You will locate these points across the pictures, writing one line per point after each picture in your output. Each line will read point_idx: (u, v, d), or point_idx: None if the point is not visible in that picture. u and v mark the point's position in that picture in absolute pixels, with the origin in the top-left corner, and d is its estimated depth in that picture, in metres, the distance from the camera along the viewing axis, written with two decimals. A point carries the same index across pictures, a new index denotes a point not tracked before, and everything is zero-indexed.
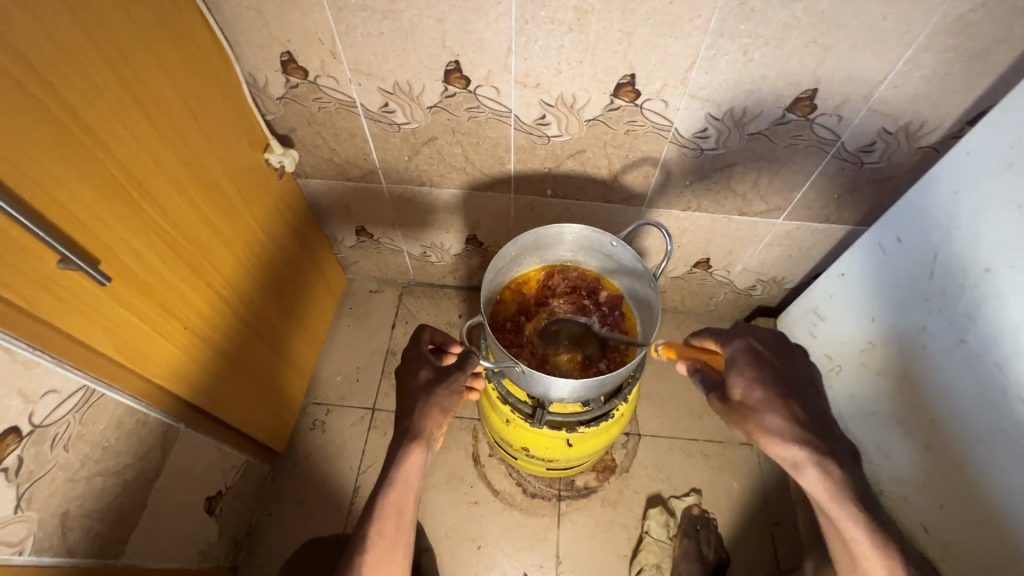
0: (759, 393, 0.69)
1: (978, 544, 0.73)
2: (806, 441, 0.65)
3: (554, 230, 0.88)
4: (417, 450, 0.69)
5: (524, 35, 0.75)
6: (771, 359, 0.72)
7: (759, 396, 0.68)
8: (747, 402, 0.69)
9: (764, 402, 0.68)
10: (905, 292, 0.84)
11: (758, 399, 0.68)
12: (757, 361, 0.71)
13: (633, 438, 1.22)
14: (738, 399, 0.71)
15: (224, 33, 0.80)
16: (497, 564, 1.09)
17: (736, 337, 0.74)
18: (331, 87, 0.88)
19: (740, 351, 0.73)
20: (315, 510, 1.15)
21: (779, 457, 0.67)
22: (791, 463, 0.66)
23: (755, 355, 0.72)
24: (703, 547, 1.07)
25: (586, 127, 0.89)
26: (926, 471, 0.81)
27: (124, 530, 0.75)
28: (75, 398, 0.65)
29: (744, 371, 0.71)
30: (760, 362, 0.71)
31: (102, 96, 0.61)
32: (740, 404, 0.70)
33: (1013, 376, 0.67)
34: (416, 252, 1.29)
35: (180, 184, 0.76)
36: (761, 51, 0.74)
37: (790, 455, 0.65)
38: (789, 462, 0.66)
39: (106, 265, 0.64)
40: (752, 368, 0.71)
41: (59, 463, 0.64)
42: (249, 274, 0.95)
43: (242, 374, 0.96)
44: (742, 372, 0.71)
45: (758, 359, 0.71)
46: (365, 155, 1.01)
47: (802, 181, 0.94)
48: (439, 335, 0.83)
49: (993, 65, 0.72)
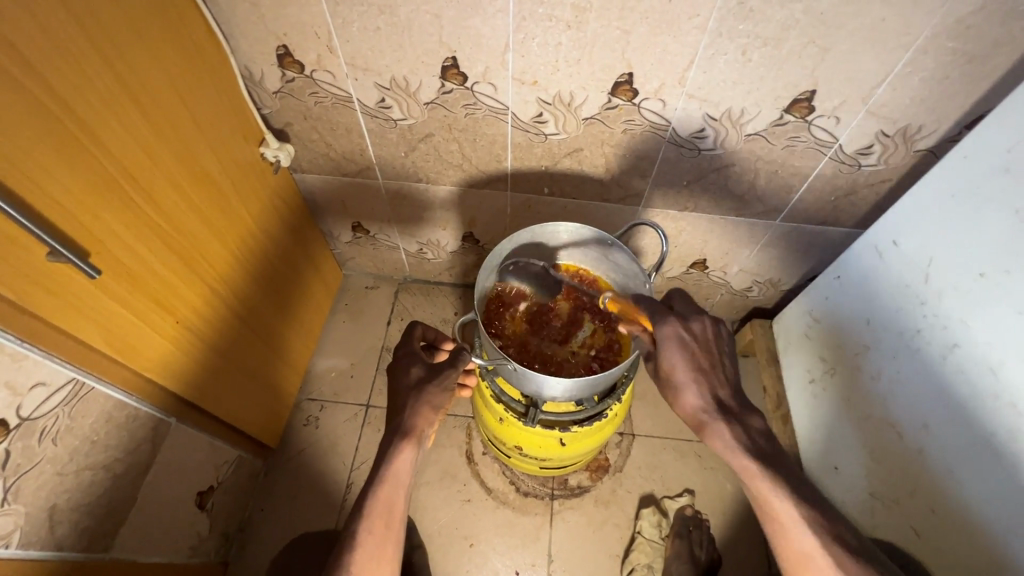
0: (682, 375, 0.71)
1: (969, 548, 0.73)
2: (711, 411, 0.70)
3: (549, 228, 0.87)
4: (408, 448, 0.69)
5: (522, 32, 0.75)
6: (697, 343, 0.71)
7: (681, 376, 0.71)
8: (672, 380, 0.72)
9: (687, 380, 0.71)
10: (901, 295, 0.84)
11: (682, 379, 0.71)
12: (685, 346, 0.70)
13: (626, 438, 1.22)
14: (664, 374, 0.72)
15: (220, 25, 0.80)
16: (489, 562, 1.09)
17: (665, 323, 0.71)
18: (327, 81, 0.87)
19: (667, 337, 0.71)
20: (307, 505, 1.15)
21: (691, 421, 0.73)
22: (698, 425, 0.72)
23: (683, 342, 0.71)
24: (696, 548, 1.07)
25: (584, 126, 0.89)
26: (918, 475, 0.81)
27: (113, 524, 0.75)
28: (65, 391, 0.65)
29: (674, 356, 0.71)
30: (686, 347, 0.71)
31: (93, 87, 0.61)
32: (665, 380, 0.73)
33: (1006, 382, 0.67)
34: (412, 248, 1.28)
35: (173, 177, 0.75)
36: (760, 51, 0.73)
37: (699, 421, 0.71)
38: (697, 425, 0.72)
39: (98, 258, 0.64)
40: (677, 354, 0.70)
41: (47, 457, 0.63)
42: (243, 269, 0.95)
43: (234, 369, 0.96)
44: (671, 355, 0.71)
45: (683, 346, 0.71)
46: (362, 150, 1.01)
47: (799, 183, 0.94)
48: (432, 332, 0.83)
49: (992, 68, 0.72)
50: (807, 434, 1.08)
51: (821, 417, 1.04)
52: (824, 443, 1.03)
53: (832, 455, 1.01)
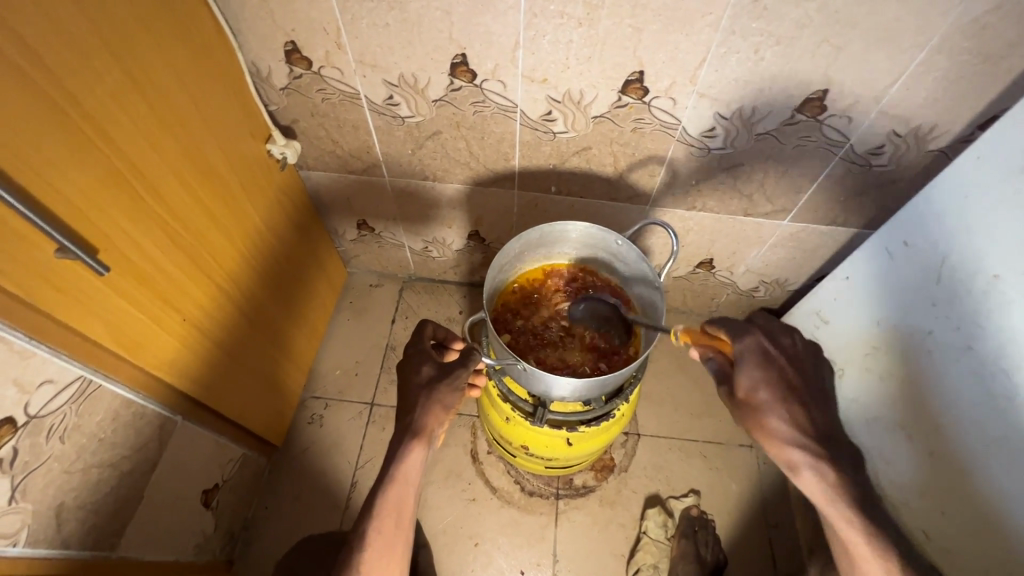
0: (766, 394, 0.69)
1: (980, 551, 0.73)
2: (805, 444, 0.66)
3: (558, 227, 0.87)
4: (418, 447, 0.68)
5: (533, 29, 0.74)
6: (783, 361, 0.70)
7: (764, 396, 0.69)
8: (753, 401, 0.70)
9: (772, 404, 0.68)
10: (912, 297, 0.83)
11: (765, 400, 0.69)
12: (765, 362, 0.70)
13: (632, 437, 1.21)
14: (744, 395, 0.71)
15: (227, 21, 0.79)
16: (494, 562, 1.09)
17: (746, 336, 0.72)
18: (335, 78, 0.86)
19: (749, 350, 0.71)
20: (312, 504, 1.15)
21: (782, 458, 0.68)
22: (790, 462, 0.67)
23: (765, 356, 0.70)
24: (701, 548, 1.07)
25: (593, 124, 0.88)
26: (928, 478, 0.81)
27: (121, 522, 0.75)
28: (73, 389, 0.64)
29: (752, 371, 0.70)
30: (769, 363, 0.70)
31: (102, 81, 0.60)
32: (747, 405, 0.71)
33: (1019, 384, 0.67)
34: (417, 246, 1.28)
35: (181, 174, 0.75)
36: (773, 50, 0.72)
37: (792, 456, 0.66)
38: (787, 462, 0.68)
39: (105, 254, 0.63)
40: (758, 369, 0.70)
41: (55, 455, 0.63)
42: (249, 266, 0.94)
43: (240, 367, 0.95)
44: (748, 372, 0.70)
45: (766, 361, 0.70)
46: (369, 148, 1.00)
47: (810, 182, 0.93)
48: (441, 331, 0.82)
49: (1007, 68, 0.71)
50: None
51: None
52: None
53: None
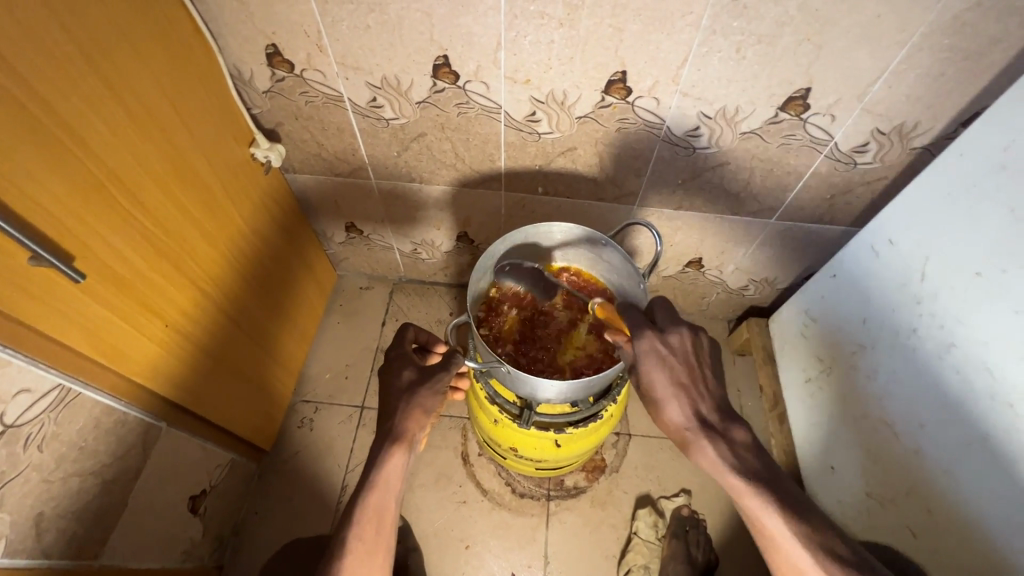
0: (664, 391, 0.70)
1: (965, 549, 0.73)
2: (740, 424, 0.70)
3: (542, 229, 0.87)
4: (399, 452, 0.68)
5: (514, 30, 0.74)
6: (675, 359, 0.70)
7: (661, 393, 0.70)
8: (652, 396, 0.71)
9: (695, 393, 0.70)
10: (897, 295, 0.83)
11: (662, 394, 0.70)
12: (662, 363, 0.69)
13: (623, 438, 1.21)
14: (645, 393, 0.72)
15: (208, 24, 0.79)
16: (485, 564, 1.09)
17: (642, 338, 0.70)
18: (317, 81, 0.86)
19: (645, 353, 0.70)
20: (302, 508, 1.14)
21: (676, 438, 0.72)
22: (682, 442, 0.71)
23: (660, 358, 0.70)
24: (692, 548, 1.07)
25: (578, 124, 0.88)
26: (914, 475, 0.81)
27: (104, 530, 0.74)
28: (51, 397, 0.64)
29: (653, 372, 0.70)
30: (664, 362, 0.69)
31: (76, 87, 0.60)
32: (648, 398, 0.72)
33: (1002, 382, 0.67)
34: (406, 249, 1.27)
35: (161, 180, 0.74)
36: (755, 49, 0.72)
37: (684, 437, 0.70)
38: (681, 441, 0.71)
39: (82, 262, 0.63)
40: (656, 370, 0.69)
41: (33, 463, 0.62)
42: (234, 271, 0.94)
43: (226, 372, 0.95)
44: (651, 373, 0.70)
45: (662, 361, 0.69)
46: (354, 150, 1.00)
47: (795, 181, 0.93)
48: (424, 335, 0.82)
49: (988, 65, 0.71)
50: (804, 434, 1.08)
51: (817, 416, 1.04)
52: (820, 443, 1.03)
53: (829, 455, 1.00)
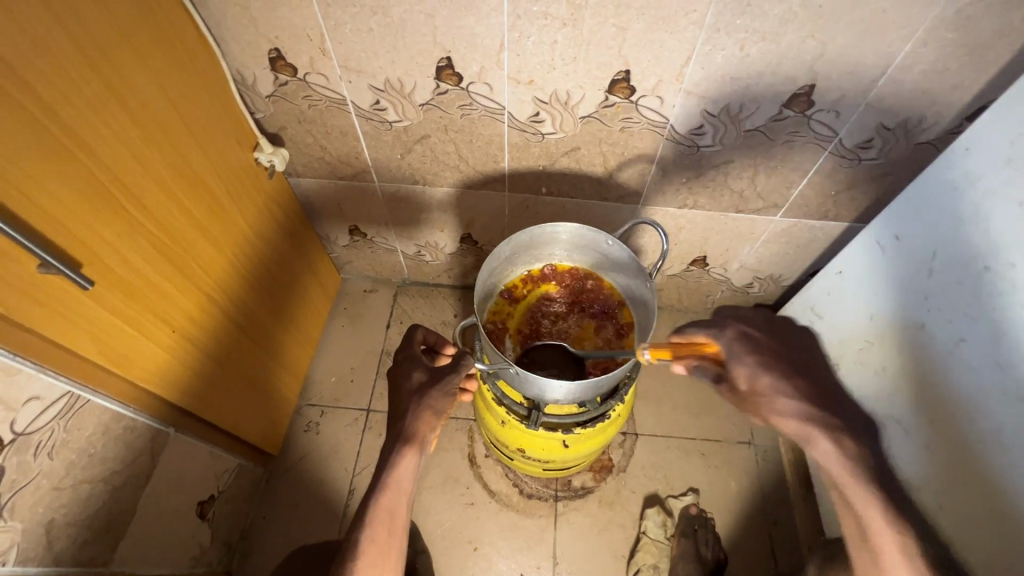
0: (761, 381, 0.67)
1: (977, 545, 0.72)
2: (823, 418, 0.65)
3: (548, 230, 0.86)
4: (410, 453, 0.68)
5: (517, 30, 0.74)
6: (770, 347, 0.69)
7: (766, 383, 0.67)
8: (755, 390, 0.68)
9: (774, 387, 0.67)
10: (904, 291, 0.83)
11: (762, 387, 0.67)
12: (752, 350, 0.69)
13: (630, 437, 1.21)
14: (744, 387, 0.69)
15: (210, 30, 0.79)
16: (493, 566, 1.08)
17: (725, 329, 0.71)
18: (320, 84, 0.86)
19: (732, 341, 0.70)
20: (309, 512, 1.14)
21: (797, 436, 0.67)
22: (803, 436, 0.66)
23: (749, 345, 0.69)
24: (701, 547, 1.06)
25: (581, 124, 0.88)
26: (924, 471, 0.81)
27: (114, 537, 0.74)
28: (59, 405, 0.64)
29: (743, 361, 0.68)
30: (755, 348, 0.68)
31: (82, 94, 0.60)
32: (750, 395, 0.68)
33: (1013, 376, 0.66)
34: (410, 251, 1.27)
35: (166, 185, 0.74)
36: (758, 46, 0.72)
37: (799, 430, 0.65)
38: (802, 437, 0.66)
39: (90, 268, 0.63)
40: (751, 359, 0.68)
41: (43, 471, 0.62)
42: (239, 275, 0.94)
43: (232, 377, 0.95)
44: (742, 363, 0.68)
45: (756, 347, 0.69)
46: (357, 154, 1.00)
47: (800, 178, 0.93)
48: (433, 336, 0.82)
49: (992, 59, 0.71)
50: None
51: None
52: None
53: None
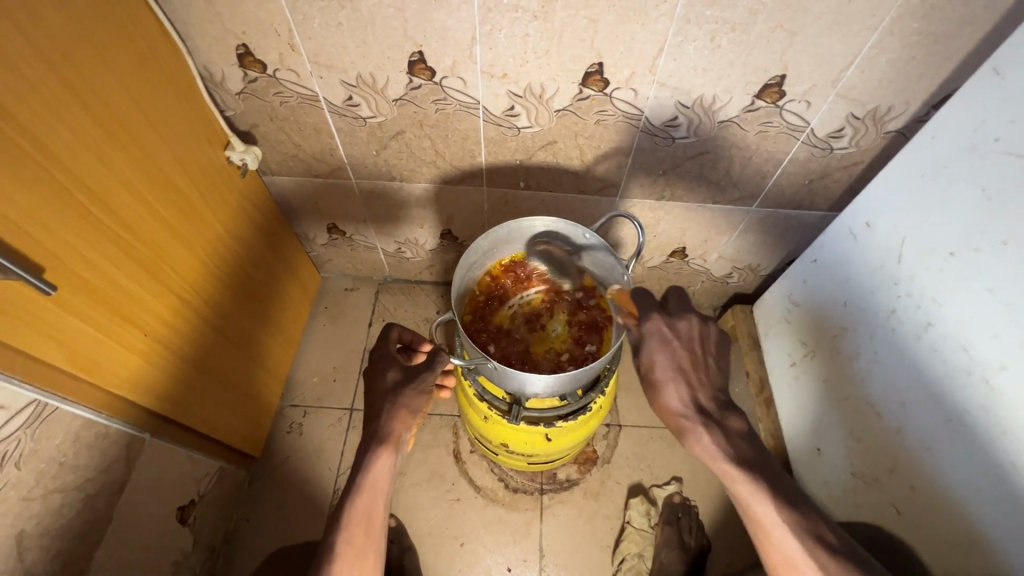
0: (664, 372, 0.72)
1: (950, 523, 0.74)
2: None
3: (524, 223, 0.86)
4: (385, 453, 0.68)
5: (488, 24, 0.73)
6: (681, 343, 0.73)
7: (662, 375, 0.72)
8: (651, 378, 0.74)
9: (664, 382, 0.72)
10: (877, 277, 0.85)
11: (661, 377, 0.73)
12: (665, 343, 0.73)
13: (613, 429, 1.22)
14: (646, 372, 0.74)
15: (174, 26, 0.77)
16: (480, 561, 1.09)
17: (651, 318, 0.74)
18: (291, 81, 0.84)
19: (652, 332, 0.73)
20: (294, 513, 1.14)
21: (671, 425, 0.73)
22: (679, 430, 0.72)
23: (667, 340, 0.73)
24: (685, 534, 1.08)
25: (557, 118, 0.87)
26: (897, 453, 0.82)
27: (89, 547, 0.73)
28: (26, 414, 0.62)
29: (656, 355, 0.73)
30: (668, 346, 0.73)
31: (37, 94, 0.58)
32: (647, 380, 0.74)
33: (979, 359, 0.68)
34: (390, 248, 1.26)
35: (133, 187, 0.73)
36: (729, 37, 0.72)
37: (678, 425, 0.71)
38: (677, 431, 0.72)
39: (53, 274, 0.61)
40: (659, 351, 0.73)
41: (11, 482, 0.61)
42: (213, 277, 0.92)
43: (211, 380, 0.93)
44: (653, 354, 0.73)
45: (666, 343, 0.73)
46: (332, 150, 0.98)
47: (774, 168, 0.94)
48: (408, 334, 0.82)
49: (957, 48, 0.72)
50: (791, 418, 1.09)
51: (802, 399, 1.05)
52: (807, 427, 1.04)
53: (815, 437, 1.02)
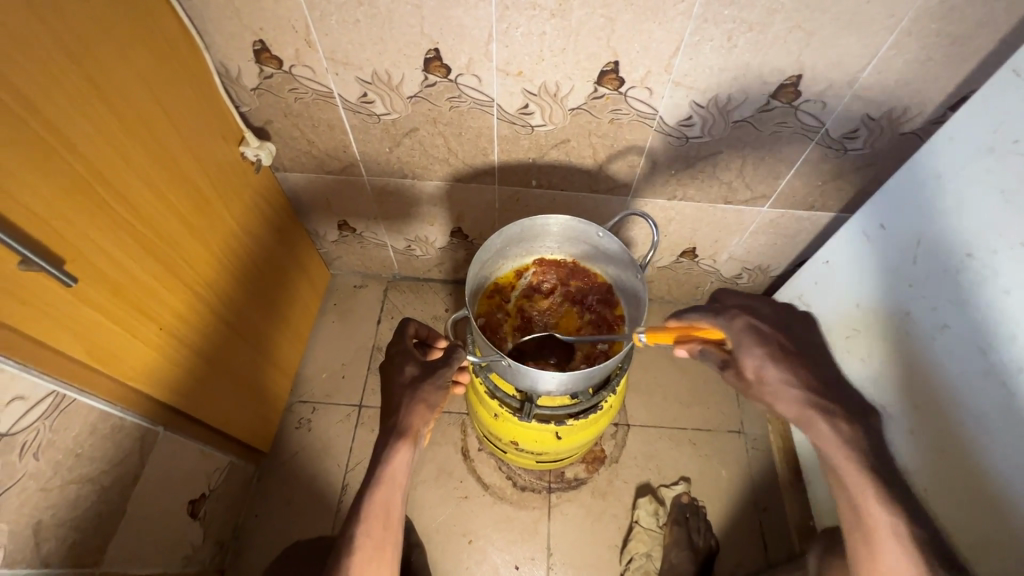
0: (773, 367, 0.64)
1: (965, 527, 0.74)
2: None
3: (539, 222, 0.86)
4: (404, 447, 0.68)
5: (505, 22, 0.74)
6: (777, 333, 0.66)
7: (772, 372, 0.64)
8: (763, 382, 0.65)
9: (783, 379, 0.63)
10: (890, 279, 0.85)
11: (773, 375, 0.64)
12: (761, 338, 0.66)
13: (622, 428, 1.22)
14: (752, 376, 0.66)
15: (192, 21, 0.77)
16: (488, 558, 1.09)
17: (733, 317, 0.68)
18: (307, 77, 0.85)
19: (742, 329, 0.67)
20: (303, 509, 1.14)
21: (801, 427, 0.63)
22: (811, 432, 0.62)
23: (759, 331, 0.66)
24: (694, 534, 1.08)
25: (571, 116, 0.88)
26: (910, 455, 0.82)
27: (103, 539, 0.73)
28: (44, 405, 0.63)
29: (752, 350, 0.65)
30: (764, 337, 0.66)
31: (60, 88, 0.58)
32: (757, 384, 0.65)
33: (996, 361, 0.68)
34: (400, 245, 1.26)
35: (151, 181, 0.73)
36: (746, 36, 0.73)
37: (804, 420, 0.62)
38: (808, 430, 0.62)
39: (73, 266, 0.61)
40: (758, 345, 0.65)
41: (29, 472, 0.61)
42: (226, 272, 0.92)
43: (222, 375, 0.94)
44: (751, 351, 0.65)
45: (761, 336, 0.66)
46: (345, 147, 0.99)
47: (787, 169, 0.94)
48: (424, 330, 0.82)
49: (974, 49, 0.72)
50: None
51: None
52: None
53: None
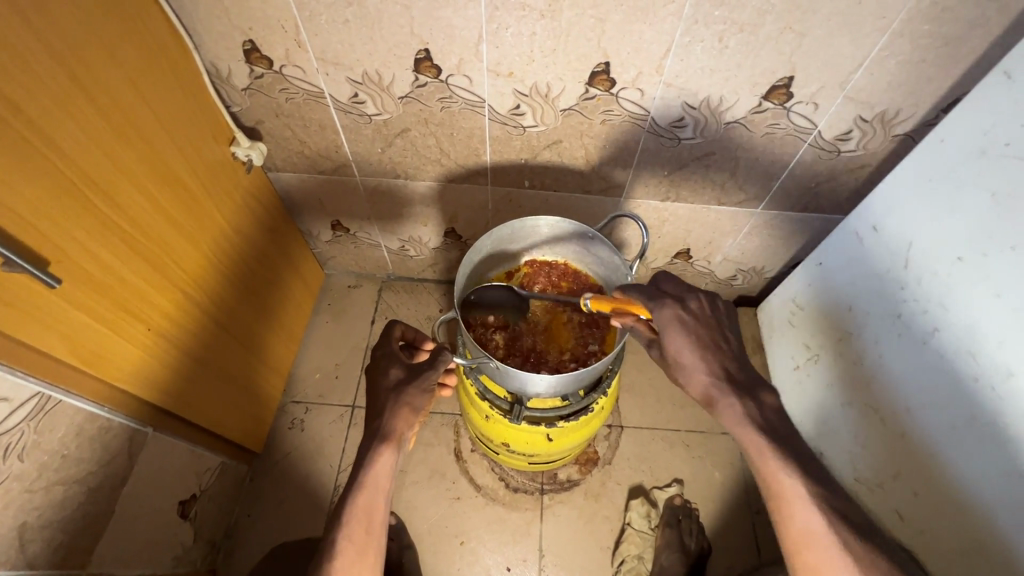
0: (689, 356, 0.67)
1: (954, 531, 0.73)
2: None
3: (529, 223, 0.86)
4: (388, 451, 0.67)
5: (495, 22, 0.73)
6: (700, 323, 0.68)
7: (688, 358, 0.67)
8: (678, 363, 0.68)
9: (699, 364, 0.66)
10: (882, 281, 0.84)
11: (687, 361, 0.67)
12: (687, 327, 0.67)
13: (615, 430, 1.22)
14: (671, 358, 0.68)
15: (181, 20, 0.77)
16: (479, 560, 1.09)
17: (663, 306, 0.68)
18: (297, 77, 0.84)
19: (668, 319, 0.68)
20: (295, 510, 1.14)
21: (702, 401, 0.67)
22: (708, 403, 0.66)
23: (685, 322, 0.67)
24: (685, 537, 1.08)
25: (562, 117, 0.87)
26: (901, 459, 0.82)
27: (90, 539, 0.73)
28: (29, 406, 0.62)
29: (676, 339, 0.67)
30: (689, 327, 0.67)
31: (44, 88, 0.58)
32: (674, 366, 0.68)
33: (986, 365, 0.68)
34: (394, 245, 1.26)
35: (139, 181, 0.73)
36: (737, 37, 0.72)
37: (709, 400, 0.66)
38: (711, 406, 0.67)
39: (58, 267, 0.61)
40: (680, 336, 0.67)
41: (14, 474, 0.61)
42: (217, 272, 0.92)
43: (213, 375, 0.94)
44: (675, 338, 0.67)
45: (686, 326, 0.67)
46: (337, 147, 0.98)
47: (779, 171, 0.93)
48: (411, 332, 0.82)
49: (967, 50, 0.71)
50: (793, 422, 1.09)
51: (805, 403, 1.05)
52: (809, 430, 1.04)
53: (818, 441, 1.01)
